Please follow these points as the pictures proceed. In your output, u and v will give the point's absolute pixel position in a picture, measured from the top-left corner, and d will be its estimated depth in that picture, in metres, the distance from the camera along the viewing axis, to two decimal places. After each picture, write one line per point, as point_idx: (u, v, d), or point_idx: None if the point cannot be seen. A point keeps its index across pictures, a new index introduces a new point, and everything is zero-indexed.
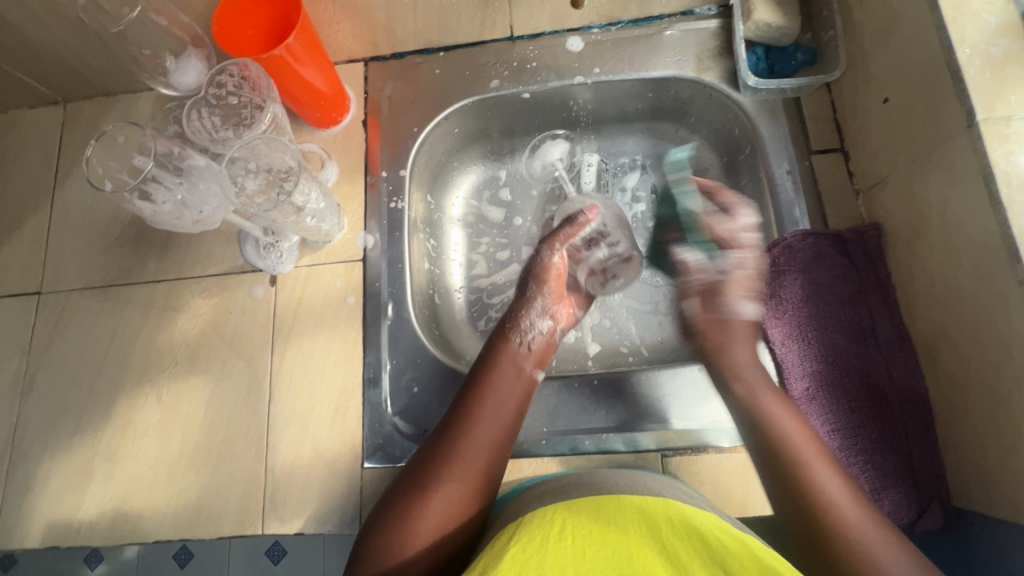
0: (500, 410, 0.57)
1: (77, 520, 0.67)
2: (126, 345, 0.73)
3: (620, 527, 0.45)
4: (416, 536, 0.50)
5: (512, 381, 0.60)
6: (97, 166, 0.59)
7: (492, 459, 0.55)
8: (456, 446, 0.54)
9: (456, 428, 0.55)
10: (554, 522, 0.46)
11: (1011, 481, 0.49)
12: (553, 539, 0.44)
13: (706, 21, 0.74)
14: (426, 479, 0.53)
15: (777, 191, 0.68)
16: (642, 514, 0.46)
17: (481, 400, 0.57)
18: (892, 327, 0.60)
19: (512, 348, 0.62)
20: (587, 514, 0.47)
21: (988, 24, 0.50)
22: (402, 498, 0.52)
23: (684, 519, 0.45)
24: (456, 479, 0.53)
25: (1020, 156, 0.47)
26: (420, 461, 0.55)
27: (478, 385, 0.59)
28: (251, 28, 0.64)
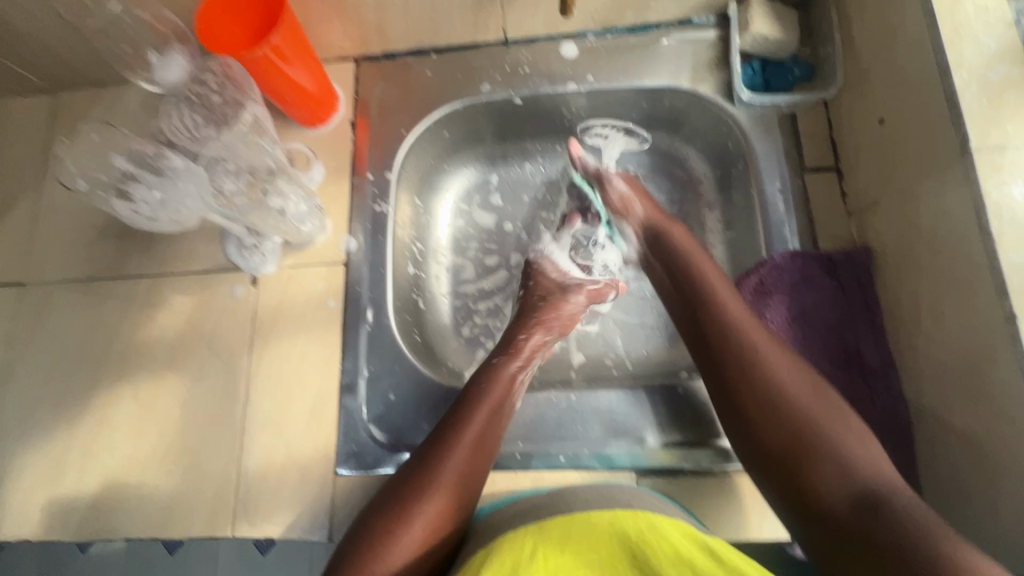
0: (485, 430, 0.57)
1: (48, 514, 0.67)
2: (105, 341, 0.72)
3: (591, 551, 0.45)
4: (401, 561, 0.49)
5: (500, 403, 0.60)
6: (70, 165, 0.56)
7: (471, 483, 0.55)
8: (438, 468, 0.53)
9: (440, 449, 0.55)
10: (525, 544, 0.45)
11: (989, 519, 0.47)
12: (524, 567, 0.43)
13: (704, 31, 0.72)
14: (405, 502, 0.52)
15: (767, 209, 0.67)
16: (615, 529, 0.46)
17: (469, 420, 0.57)
18: (878, 352, 0.59)
19: (505, 375, 0.63)
20: (559, 536, 0.46)
21: (987, 48, 0.49)
22: (375, 528, 0.50)
23: (655, 530, 0.45)
24: (436, 503, 0.52)
25: (1013, 187, 0.46)
26: (395, 488, 0.53)
27: (465, 408, 0.58)
28: (237, 26, 0.63)
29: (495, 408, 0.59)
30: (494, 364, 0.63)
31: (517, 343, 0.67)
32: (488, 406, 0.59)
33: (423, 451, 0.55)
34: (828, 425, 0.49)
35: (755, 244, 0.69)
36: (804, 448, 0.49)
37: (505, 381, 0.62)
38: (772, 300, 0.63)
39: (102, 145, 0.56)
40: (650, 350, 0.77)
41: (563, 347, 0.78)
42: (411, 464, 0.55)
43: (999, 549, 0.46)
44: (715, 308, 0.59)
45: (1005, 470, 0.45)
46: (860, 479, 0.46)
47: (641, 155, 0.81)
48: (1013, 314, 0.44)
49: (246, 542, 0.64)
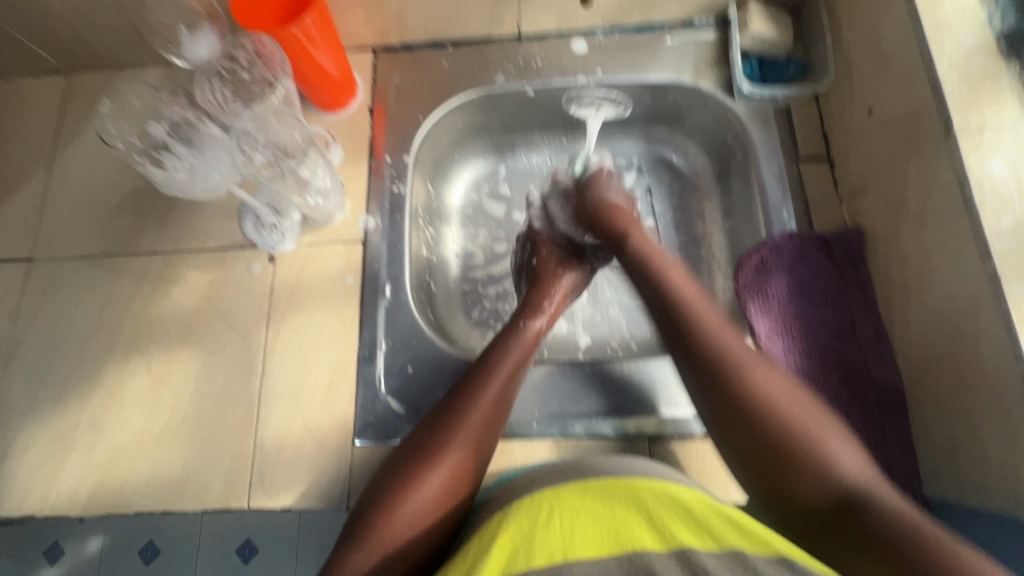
0: (505, 389, 0.58)
1: (55, 489, 0.66)
2: (117, 316, 0.72)
3: (605, 507, 0.43)
4: (410, 521, 0.49)
5: (522, 361, 0.61)
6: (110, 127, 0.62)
7: (488, 435, 0.55)
8: (460, 422, 0.54)
9: (462, 406, 0.55)
10: (541, 506, 0.44)
11: (979, 469, 0.51)
12: (538, 529, 0.42)
13: (705, 32, 0.77)
14: (421, 460, 0.52)
15: (766, 195, 0.71)
16: (624, 488, 0.44)
17: (491, 375, 0.58)
18: (871, 324, 0.63)
19: (527, 337, 0.63)
20: (576, 496, 0.45)
21: (965, 43, 0.55)
22: (401, 474, 0.51)
23: (663, 487, 0.44)
24: (459, 453, 0.53)
25: (992, 163, 0.51)
26: (421, 436, 0.54)
27: (487, 365, 0.59)
28: (267, 8, 0.66)
29: (516, 364, 0.60)
30: (518, 324, 0.64)
31: (541, 306, 0.68)
32: (511, 363, 0.60)
33: (443, 406, 0.56)
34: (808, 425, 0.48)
35: (754, 228, 0.73)
36: (796, 452, 0.46)
37: (527, 340, 0.63)
38: (772, 277, 0.66)
39: (140, 110, 0.64)
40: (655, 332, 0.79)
41: (570, 329, 0.80)
42: (431, 418, 0.55)
43: (990, 493, 0.50)
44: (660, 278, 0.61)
45: (993, 418, 0.50)
46: (840, 480, 0.44)
47: (643, 148, 0.86)
48: (996, 275, 0.49)
49: (262, 512, 0.63)
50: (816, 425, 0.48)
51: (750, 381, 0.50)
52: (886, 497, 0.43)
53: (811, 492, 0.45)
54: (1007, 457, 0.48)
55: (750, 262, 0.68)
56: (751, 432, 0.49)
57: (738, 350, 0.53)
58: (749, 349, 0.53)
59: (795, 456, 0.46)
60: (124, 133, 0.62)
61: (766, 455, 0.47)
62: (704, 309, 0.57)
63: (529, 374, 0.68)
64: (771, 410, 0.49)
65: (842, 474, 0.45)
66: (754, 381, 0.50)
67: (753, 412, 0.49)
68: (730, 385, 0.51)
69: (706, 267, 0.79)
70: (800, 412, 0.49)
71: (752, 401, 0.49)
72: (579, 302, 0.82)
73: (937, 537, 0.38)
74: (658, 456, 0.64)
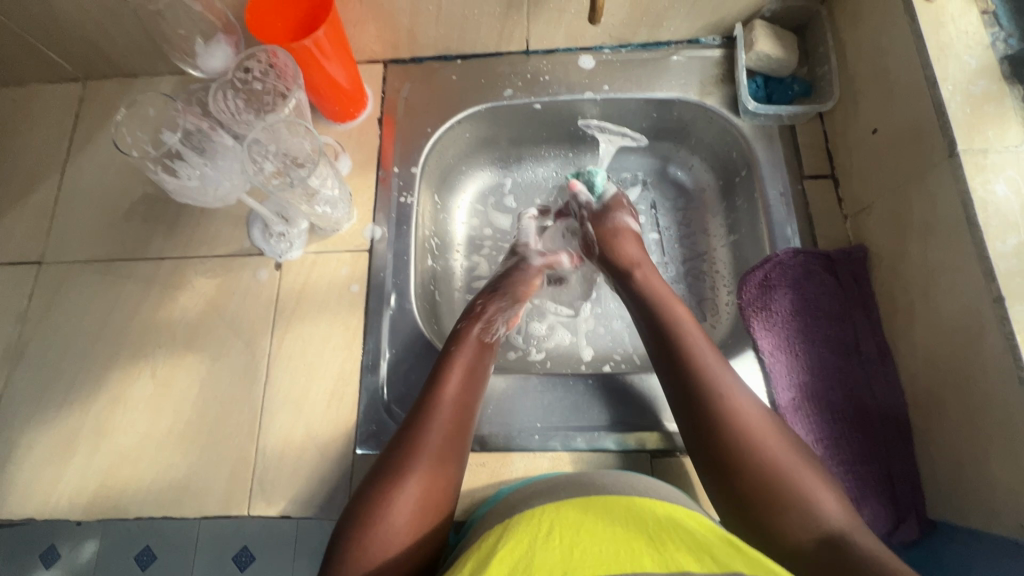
0: (460, 396, 0.59)
1: (56, 493, 0.66)
2: (123, 320, 0.73)
3: (610, 523, 0.43)
4: (392, 539, 0.49)
5: (474, 365, 0.62)
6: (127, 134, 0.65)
7: (455, 444, 0.56)
8: (422, 436, 0.54)
9: (422, 421, 0.56)
10: (542, 522, 0.44)
11: (984, 492, 0.51)
12: (541, 541, 0.42)
13: (710, 50, 0.78)
14: (391, 478, 0.51)
15: (770, 212, 0.72)
16: (631, 509, 0.46)
17: (442, 386, 0.58)
18: (874, 343, 0.63)
19: (472, 338, 0.65)
20: (578, 514, 0.45)
21: (969, 66, 0.56)
22: (371, 496, 0.51)
23: (670, 515, 0.45)
24: (429, 466, 0.53)
25: (995, 185, 0.52)
26: (388, 456, 0.54)
27: (436, 376, 0.60)
28: (280, 21, 0.67)
29: (467, 371, 0.61)
30: (459, 330, 0.66)
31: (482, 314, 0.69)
32: (462, 368, 0.61)
33: (405, 423, 0.56)
34: (797, 475, 0.49)
35: (758, 244, 0.73)
36: (781, 504, 0.48)
37: (472, 343, 0.64)
38: (777, 294, 0.67)
39: (157, 118, 0.66)
40: None
41: (573, 341, 0.80)
42: (395, 438, 0.55)
43: (994, 516, 0.50)
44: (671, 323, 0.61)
45: (998, 441, 0.49)
46: (825, 523, 0.47)
47: (648, 163, 0.87)
48: (1001, 296, 0.49)
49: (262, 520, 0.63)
50: (801, 475, 0.50)
51: (741, 422, 0.52)
52: (864, 540, 0.46)
53: (796, 535, 0.47)
54: (1011, 479, 0.48)
55: (754, 278, 0.68)
56: (736, 473, 0.51)
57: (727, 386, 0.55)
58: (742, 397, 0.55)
59: (783, 501, 0.48)
60: (139, 141, 0.64)
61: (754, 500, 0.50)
62: (698, 346, 0.59)
63: (532, 386, 0.68)
64: (755, 452, 0.51)
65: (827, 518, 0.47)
66: (743, 422, 0.53)
67: (741, 455, 0.51)
68: (725, 439, 0.52)
69: (709, 282, 0.79)
70: (787, 458, 0.51)
71: (741, 445, 0.51)
72: (582, 315, 0.82)
73: (907, 572, 0.41)
74: (660, 471, 0.63)
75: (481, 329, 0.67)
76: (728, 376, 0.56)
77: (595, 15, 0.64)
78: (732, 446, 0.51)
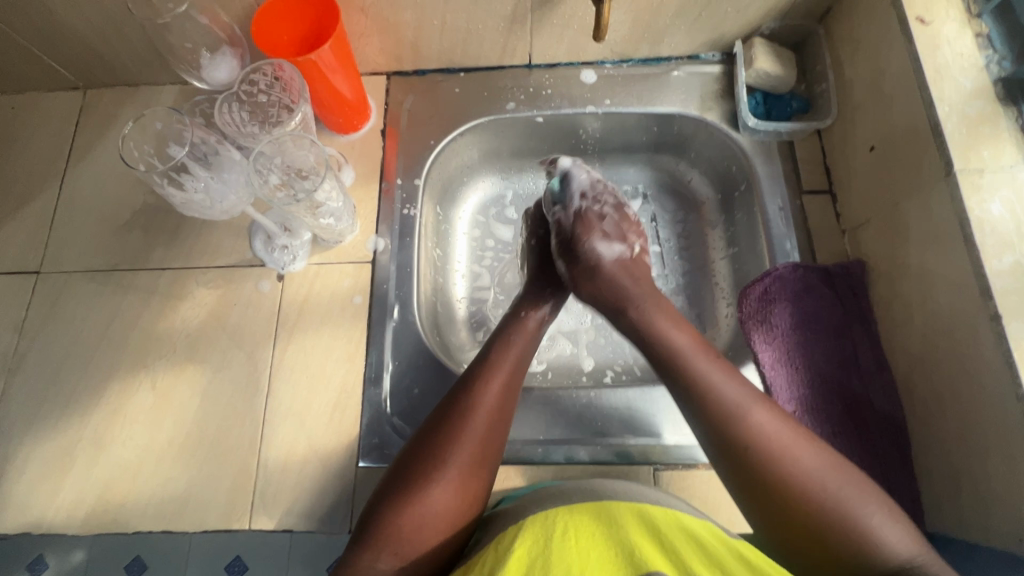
0: (509, 384, 0.57)
1: (53, 506, 0.65)
2: (123, 331, 0.72)
3: (624, 528, 0.44)
4: (424, 522, 0.48)
5: (523, 353, 0.61)
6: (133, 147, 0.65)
7: (499, 431, 0.55)
8: (466, 420, 0.53)
9: (467, 406, 0.54)
10: (557, 523, 0.44)
11: (982, 505, 0.52)
12: (557, 542, 0.43)
13: (710, 66, 0.79)
14: (432, 463, 0.51)
15: (770, 226, 0.73)
16: (641, 518, 0.45)
17: (494, 371, 0.57)
18: (873, 356, 0.64)
19: (528, 327, 0.63)
20: (593, 518, 0.45)
21: (965, 87, 0.57)
22: (412, 475, 0.50)
23: (681, 525, 0.44)
24: (467, 455, 0.52)
25: (991, 204, 0.53)
26: (429, 438, 0.53)
27: (488, 363, 0.58)
28: (287, 35, 0.68)
29: (517, 360, 0.59)
30: (519, 315, 0.64)
31: (541, 296, 0.67)
32: (514, 356, 0.59)
33: (449, 403, 0.55)
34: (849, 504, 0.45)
35: (758, 258, 0.74)
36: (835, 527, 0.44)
37: (527, 331, 0.63)
38: (776, 307, 0.67)
39: (162, 132, 0.66)
40: None
41: (574, 352, 0.80)
42: (437, 418, 0.54)
43: (993, 529, 0.51)
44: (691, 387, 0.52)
45: (995, 457, 0.50)
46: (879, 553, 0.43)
47: (648, 176, 0.87)
48: (998, 314, 0.50)
49: (263, 533, 0.63)
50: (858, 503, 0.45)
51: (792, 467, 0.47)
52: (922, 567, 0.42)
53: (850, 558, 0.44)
54: (1008, 494, 0.49)
55: (755, 290, 0.69)
56: (771, 496, 0.46)
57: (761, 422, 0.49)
58: (777, 423, 0.49)
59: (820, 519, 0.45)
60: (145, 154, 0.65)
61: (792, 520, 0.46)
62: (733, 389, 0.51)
63: (535, 398, 0.69)
64: (790, 472, 0.46)
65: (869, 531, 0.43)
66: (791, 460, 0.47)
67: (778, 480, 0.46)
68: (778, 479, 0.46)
69: (708, 294, 0.80)
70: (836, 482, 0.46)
71: (775, 467, 0.47)
72: (583, 326, 0.82)
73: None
74: (662, 483, 0.64)
75: (545, 314, 0.66)
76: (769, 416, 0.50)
77: (600, 32, 0.64)
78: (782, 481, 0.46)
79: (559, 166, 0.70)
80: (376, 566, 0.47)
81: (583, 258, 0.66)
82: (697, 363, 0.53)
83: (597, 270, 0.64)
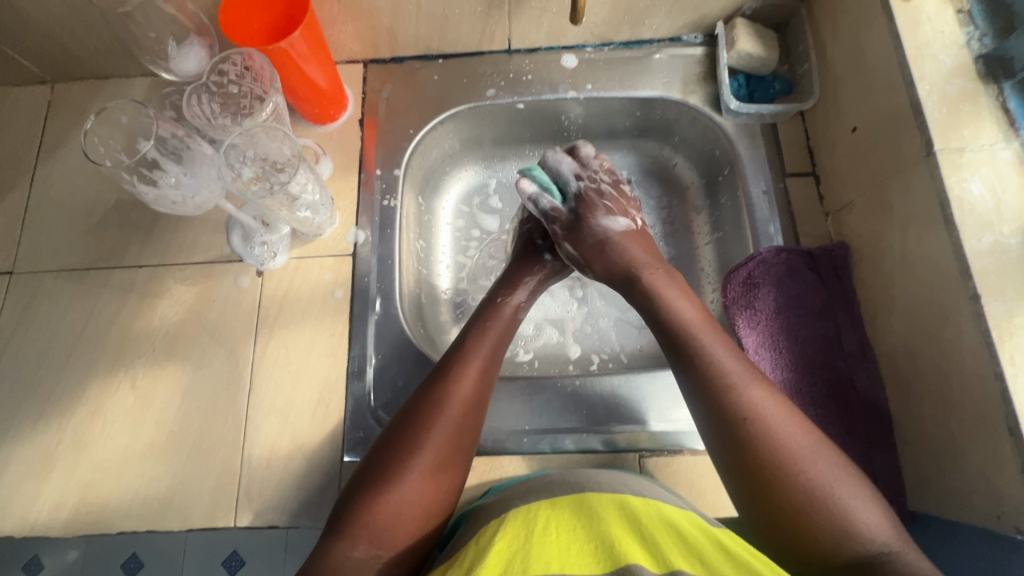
0: (485, 370, 0.57)
1: (35, 509, 0.65)
2: (101, 331, 0.71)
3: (601, 523, 0.44)
4: (398, 511, 0.48)
5: (500, 339, 0.60)
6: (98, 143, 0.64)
7: (473, 419, 0.54)
8: (441, 409, 0.53)
9: (443, 393, 0.54)
10: (538, 518, 0.45)
11: (963, 485, 0.52)
12: (537, 536, 0.43)
13: (692, 48, 0.78)
14: (405, 452, 0.50)
15: (753, 210, 0.72)
16: (622, 511, 0.45)
17: (469, 359, 0.57)
18: (855, 338, 0.64)
19: (505, 313, 0.63)
20: (573, 515, 0.45)
21: (945, 65, 0.56)
22: (388, 463, 0.50)
23: (664, 517, 0.44)
24: (442, 441, 0.51)
25: (971, 183, 0.52)
26: (403, 426, 0.52)
27: (465, 349, 0.58)
28: (256, 23, 0.66)
29: (495, 347, 0.59)
30: (495, 300, 0.64)
31: (520, 281, 0.67)
32: (491, 343, 0.59)
33: (425, 390, 0.54)
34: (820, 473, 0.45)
35: (742, 243, 0.74)
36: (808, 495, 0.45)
37: (504, 317, 0.62)
38: (760, 291, 0.67)
39: (128, 125, 0.65)
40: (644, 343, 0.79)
41: (560, 340, 0.80)
42: (413, 405, 0.54)
43: (974, 508, 0.51)
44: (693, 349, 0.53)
45: (975, 437, 0.50)
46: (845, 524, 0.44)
47: (632, 161, 0.86)
48: (977, 294, 0.50)
49: (249, 531, 0.63)
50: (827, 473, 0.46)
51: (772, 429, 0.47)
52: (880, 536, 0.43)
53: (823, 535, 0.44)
54: (989, 475, 0.49)
55: (739, 274, 0.69)
56: (763, 476, 0.46)
57: (753, 394, 0.49)
58: (775, 402, 0.49)
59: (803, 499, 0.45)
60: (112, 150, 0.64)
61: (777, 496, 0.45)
62: (719, 349, 0.52)
63: (519, 389, 0.68)
64: (790, 459, 0.46)
65: (839, 502, 0.44)
66: (767, 421, 0.48)
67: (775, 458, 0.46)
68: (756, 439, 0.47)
69: (693, 280, 0.79)
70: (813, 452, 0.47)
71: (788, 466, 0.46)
72: (569, 314, 0.82)
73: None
74: (648, 470, 0.64)
75: (522, 301, 0.65)
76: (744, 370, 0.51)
77: (578, 15, 0.63)
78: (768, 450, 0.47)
79: (523, 190, 0.67)
80: (352, 555, 0.46)
81: (589, 234, 0.65)
82: (683, 319, 0.56)
83: (607, 245, 0.64)
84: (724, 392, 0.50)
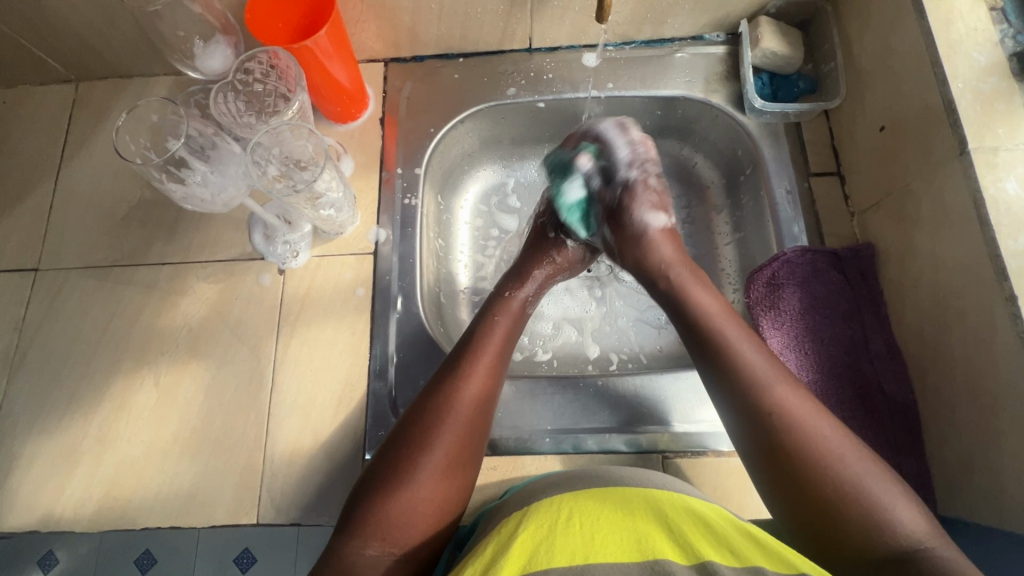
0: (493, 366, 0.56)
1: (61, 503, 0.65)
2: (125, 328, 0.71)
3: (628, 516, 0.43)
4: (411, 510, 0.48)
5: (507, 333, 0.60)
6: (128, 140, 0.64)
7: (483, 417, 0.54)
8: (449, 406, 0.52)
9: (450, 390, 0.53)
10: (560, 511, 0.44)
11: (997, 490, 0.51)
12: (560, 528, 0.43)
13: (715, 47, 0.77)
14: (415, 450, 0.50)
15: (777, 210, 0.71)
16: (649, 503, 0.45)
17: (477, 355, 0.56)
18: (883, 340, 0.63)
19: (512, 307, 0.62)
20: (597, 504, 0.44)
21: (979, 63, 0.56)
22: (400, 459, 0.50)
23: (689, 508, 0.44)
24: (452, 438, 0.51)
25: (1007, 183, 0.52)
26: (412, 423, 0.52)
27: (473, 344, 0.57)
28: (282, 22, 0.66)
29: (502, 340, 0.59)
30: (502, 294, 0.63)
31: (528, 273, 0.66)
32: (497, 339, 0.58)
33: (433, 388, 0.54)
34: (850, 467, 0.45)
35: (765, 243, 0.73)
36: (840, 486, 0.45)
37: (511, 311, 0.62)
38: (785, 292, 0.66)
39: (156, 123, 0.65)
40: (663, 344, 0.79)
41: (579, 340, 0.80)
42: (421, 401, 0.53)
43: (1007, 514, 0.50)
44: (717, 337, 0.53)
45: (1011, 440, 0.49)
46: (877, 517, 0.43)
47: None
48: (1013, 295, 0.49)
49: (271, 528, 0.63)
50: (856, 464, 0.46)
51: (797, 419, 0.48)
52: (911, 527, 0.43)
53: (855, 524, 0.44)
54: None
55: (761, 275, 0.68)
56: (791, 469, 0.47)
57: (784, 392, 0.49)
58: (800, 398, 0.49)
59: (837, 503, 0.44)
60: (140, 147, 0.65)
61: (805, 489, 0.46)
62: (743, 341, 0.53)
63: (541, 388, 0.68)
64: (818, 450, 0.46)
65: (873, 493, 0.44)
66: (794, 413, 0.48)
67: (799, 451, 0.46)
68: (783, 428, 0.48)
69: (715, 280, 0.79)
70: (841, 444, 0.47)
71: (817, 456, 0.46)
72: (588, 313, 0.81)
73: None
74: (671, 471, 0.63)
75: (529, 294, 0.65)
76: (768, 358, 0.52)
77: (603, 13, 0.63)
78: (792, 442, 0.47)
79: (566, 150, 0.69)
80: (365, 552, 0.46)
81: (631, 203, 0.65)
82: (704, 310, 0.56)
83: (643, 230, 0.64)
84: (752, 387, 0.50)
